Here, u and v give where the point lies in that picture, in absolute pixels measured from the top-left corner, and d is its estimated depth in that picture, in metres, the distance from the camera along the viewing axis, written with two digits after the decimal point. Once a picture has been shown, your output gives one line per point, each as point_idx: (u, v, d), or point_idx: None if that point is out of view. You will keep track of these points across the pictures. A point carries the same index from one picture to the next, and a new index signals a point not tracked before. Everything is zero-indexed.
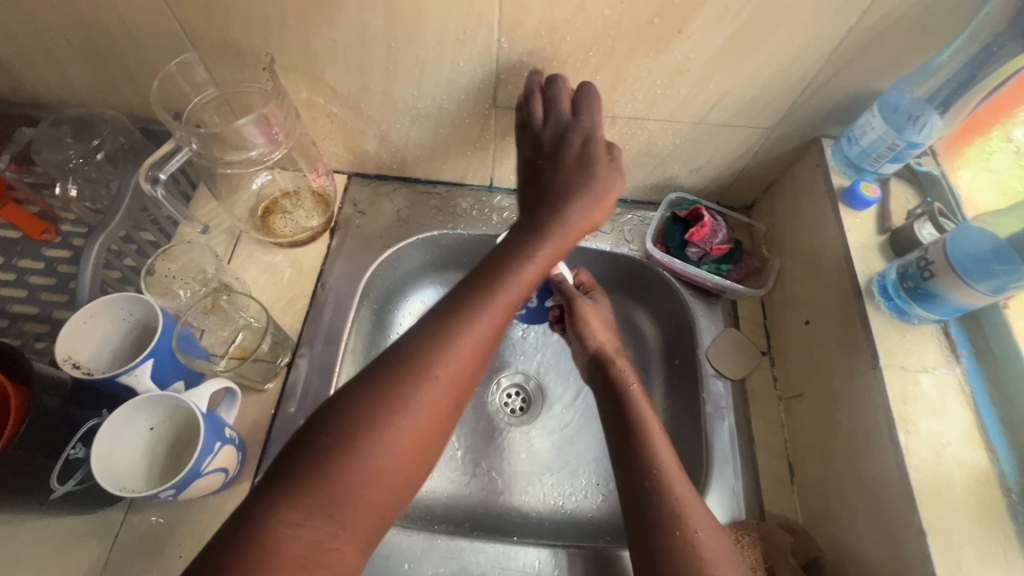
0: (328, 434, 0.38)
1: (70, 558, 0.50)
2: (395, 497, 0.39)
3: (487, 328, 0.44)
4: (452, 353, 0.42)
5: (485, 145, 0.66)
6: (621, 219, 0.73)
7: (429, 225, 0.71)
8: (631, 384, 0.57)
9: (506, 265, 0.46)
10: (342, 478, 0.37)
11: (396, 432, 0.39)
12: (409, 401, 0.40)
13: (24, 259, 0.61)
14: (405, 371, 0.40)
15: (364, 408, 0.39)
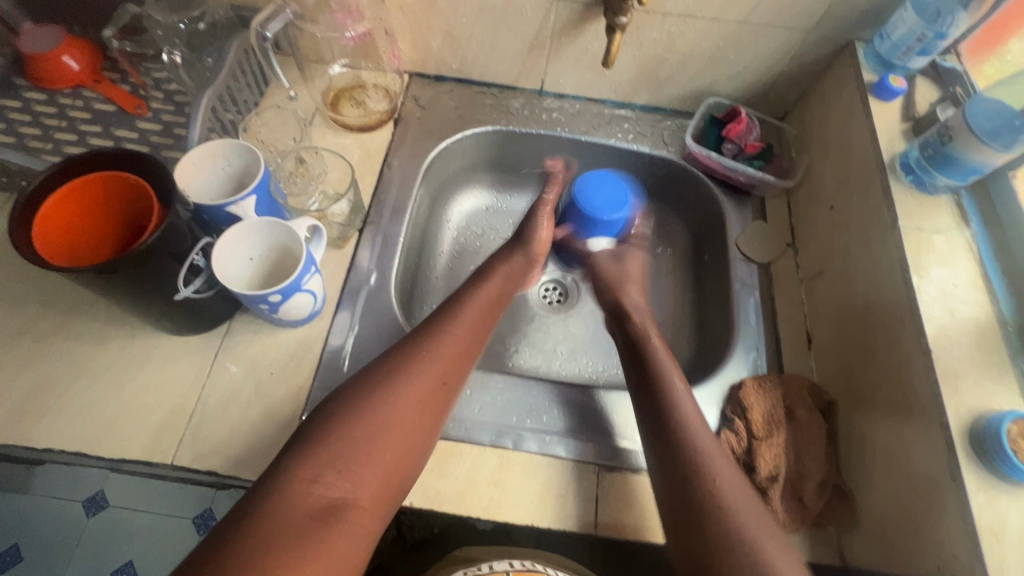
0: (336, 399, 0.47)
1: (177, 367, 0.57)
2: (409, 456, 0.46)
3: (454, 358, 0.52)
4: (431, 367, 0.50)
5: (541, 44, 0.72)
6: (662, 124, 0.79)
7: (482, 121, 0.78)
8: (670, 372, 0.55)
9: (467, 296, 0.59)
10: (347, 435, 0.44)
11: (391, 403, 0.46)
12: (396, 384, 0.48)
13: (121, 129, 0.70)
14: (382, 369, 0.49)
15: (357, 398, 0.46)
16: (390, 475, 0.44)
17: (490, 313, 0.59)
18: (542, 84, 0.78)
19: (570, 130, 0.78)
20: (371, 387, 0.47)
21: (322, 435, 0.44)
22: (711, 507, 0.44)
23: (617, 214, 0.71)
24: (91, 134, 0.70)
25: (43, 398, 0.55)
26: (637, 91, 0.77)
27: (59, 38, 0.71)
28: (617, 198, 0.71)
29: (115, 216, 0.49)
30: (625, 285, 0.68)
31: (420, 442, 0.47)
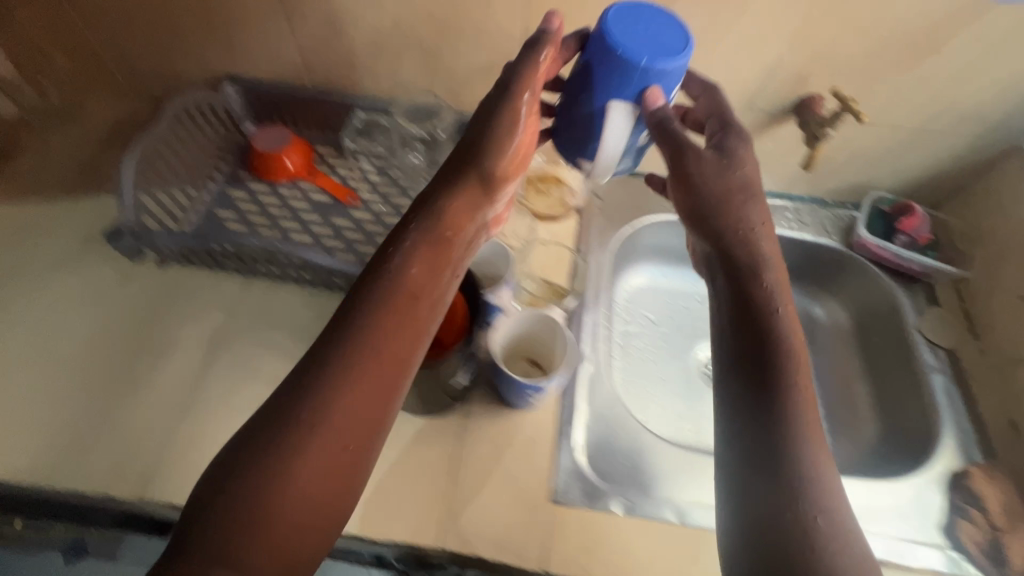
0: (246, 457, 0.40)
1: (428, 450, 0.60)
2: (328, 516, 0.40)
3: (380, 401, 0.44)
4: (327, 416, 0.41)
5: None
6: (819, 213, 0.84)
7: (655, 211, 0.85)
8: (779, 343, 0.48)
9: (375, 288, 0.47)
10: (232, 518, 0.38)
11: (282, 471, 0.39)
12: (297, 446, 0.40)
13: (337, 219, 0.77)
14: (261, 431, 0.41)
15: (273, 462, 0.40)
16: (310, 539, 0.40)
17: (412, 313, 0.47)
18: None
19: None
20: (274, 448, 0.40)
21: (224, 522, 0.38)
22: (813, 528, 0.41)
23: (679, 65, 0.48)
24: (313, 222, 0.77)
25: None
26: (798, 184, 0.83)
27: (287, 139, 0.79)
28: (674, 35, 0.49)
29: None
30: (734, 195, 0.53)
31: (336, 497, 0.41)
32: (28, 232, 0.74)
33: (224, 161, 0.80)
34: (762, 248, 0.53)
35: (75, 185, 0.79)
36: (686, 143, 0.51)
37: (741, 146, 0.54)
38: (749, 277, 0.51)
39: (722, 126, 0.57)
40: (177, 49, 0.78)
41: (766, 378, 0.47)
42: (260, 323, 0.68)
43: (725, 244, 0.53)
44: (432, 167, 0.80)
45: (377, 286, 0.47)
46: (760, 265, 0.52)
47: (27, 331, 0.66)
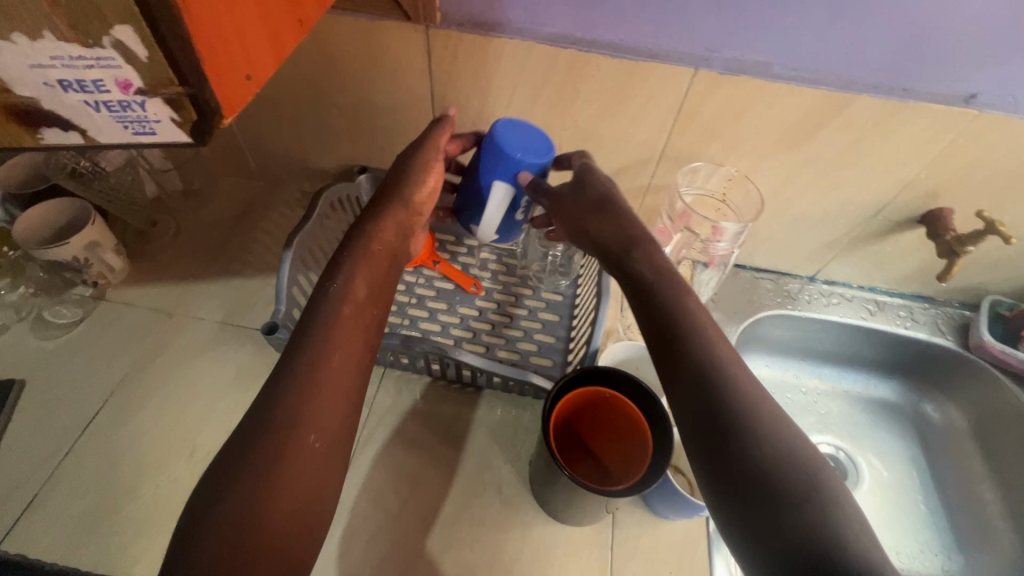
0: (234, 463, 0.41)
1: (581, 561, 0.59)
2: (314, 506, 0.42)
3: (346, 380, 0.47)
4: (309, 413, 0.44)
5: (836, 245, 0.81)
6: (930, 311, 0.85)
7: (768, 305, 0.85)
8: (679, 314, 0.48)
9: (343, 292, 0.51)
10: (235, 508, 0.38)
11: (270, 470, 0.40)
12: (289, 444, 0.42)
13: (464, 307, 0.79)
14: (248, 437, 0.42)
15: (261, 461, 0.40)
16: (305, 512, 0.41)
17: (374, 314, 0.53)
18: (817, 273, 0.87)
19: (851, 316, 0.85)
20: (262, 450, 0.41)
21: (216, 518, 0.38)
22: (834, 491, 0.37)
23: (544, 161, 0.61)
24: (440, 310, 0.79)
25: None
26: (910, 282, 0.84)
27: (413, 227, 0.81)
28: (532, 141, 0.61)
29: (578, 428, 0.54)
30: (614, 202, 0.59)
31: (322, 491, 0.43)
32: (163, 316, 0.74)
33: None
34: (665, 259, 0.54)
35: (208, 267, 0.80)
36: (557, 194, 0.60)
37: (592, 172, 0.61)
38: (661, 282, 0.51)
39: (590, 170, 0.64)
40: (316, 142, 0.81)
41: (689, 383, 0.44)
42: (401, 418, 0.68)
43: (627, 255, 0.55)
44: (568, 266, 0.83)
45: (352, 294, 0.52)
46: (653, 263, 0.53)
47: (172, 423, 0.66)
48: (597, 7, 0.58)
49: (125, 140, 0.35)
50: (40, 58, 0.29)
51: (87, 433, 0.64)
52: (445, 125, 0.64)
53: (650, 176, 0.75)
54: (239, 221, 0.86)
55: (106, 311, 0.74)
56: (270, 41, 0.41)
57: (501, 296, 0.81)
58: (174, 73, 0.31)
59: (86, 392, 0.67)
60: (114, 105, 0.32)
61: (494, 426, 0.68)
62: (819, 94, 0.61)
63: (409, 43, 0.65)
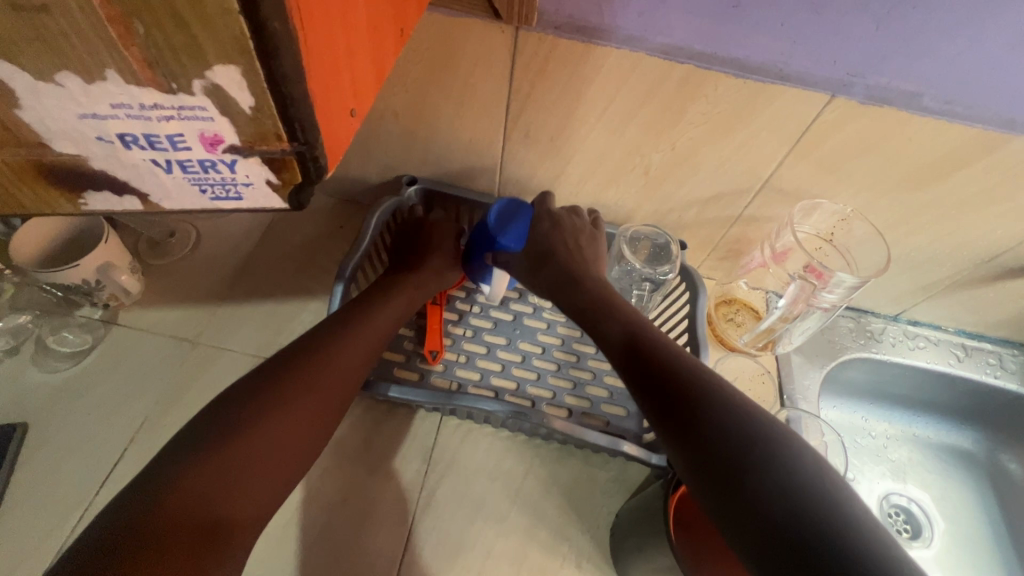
0: (240, 402, 0.46)
1: None
2: (278, 471, 0.45)
3: (351, 366, 0.54)
4: (313, 386, 0.50)
5: (931, 288, 0.74)
6: (1021, 360, 0.79)
7: (849, 347, 0.78)
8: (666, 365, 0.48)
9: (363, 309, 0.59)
10: (229, 448, 0.43)
11: (268, 418, 0.46)
12: (286, 404, 0.47)
13: (525, 343, 0.71)
14: (263, 387, 0.48)
15: (255, 415, 0.46)
16: (271, 477, 0.44)
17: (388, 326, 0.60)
18: (901, 312, 0.80)
19: (938, 361, 0.79)
20: (267, 399, 0.47)
21: (210, 444, 0.43)
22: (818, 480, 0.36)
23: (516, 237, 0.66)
24: (498, 346, 0.70)
25: None
26: (1000, 328, 0.78)
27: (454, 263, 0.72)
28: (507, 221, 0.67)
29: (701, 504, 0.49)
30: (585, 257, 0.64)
31: (289, 464, 0.46)
32: (186, 344, 0.65)
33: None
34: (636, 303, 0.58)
35: (235, 286, 0.71)
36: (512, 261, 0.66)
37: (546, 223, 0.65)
38: (626, 322, 0.55)
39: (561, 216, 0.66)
40: (362, 147, 0.71)
41: (653, 401, 0.46)
42: (462, 473, 0.61)
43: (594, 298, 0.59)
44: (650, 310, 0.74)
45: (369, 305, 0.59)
46: (616, 304, 0.58)
47: None
48: (731, 18, 0.48)
49: (199, 205, 0.26)
50: (98, 106, 0.20)
51: (105, 488, 0.56)
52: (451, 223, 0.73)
53: (744, 207, 0.67)
54: (269, 232, 0.76)
55: (120, 338, 0.65)
56: (377, 64, 0.31)
57: (567, 333, 0.72)
58: (283, 127, 0.22)
59: (102, 437, 0.59)
60: (193, 165, 0.23)
61: (567, 487, 0.61)
62: (971, 132, 0.52)
63: (491, 46, 0.55)
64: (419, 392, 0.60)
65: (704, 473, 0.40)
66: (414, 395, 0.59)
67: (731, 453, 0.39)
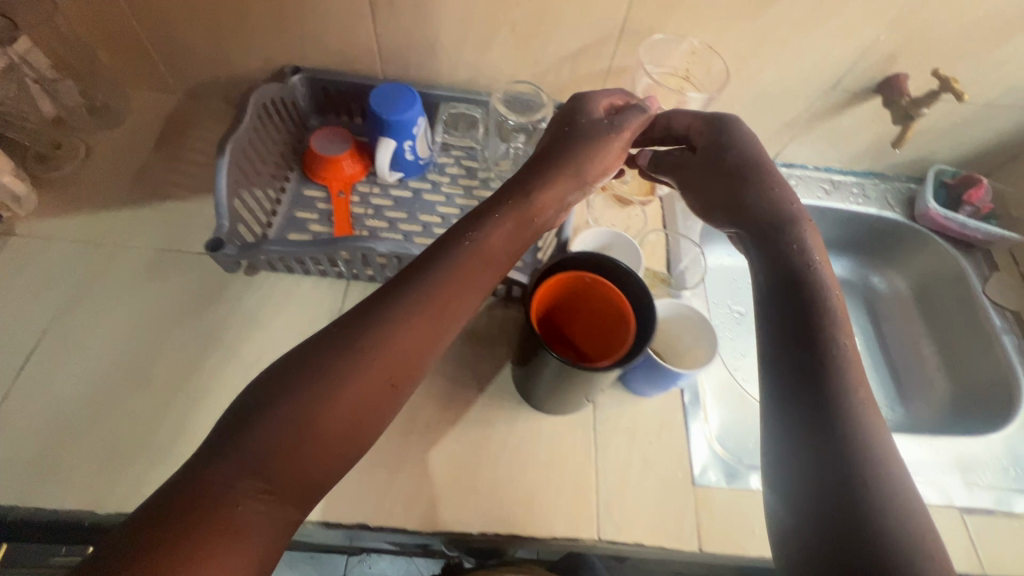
0: (293, 368, 0.38)
1: (566, 443, 0.61)
2: (327, 467, 0.37)
3: (420, 341, 0.42)
4: (376, 366, 0.40)
5: (795, 125, 0.81)
6: (882, 188, 0.88)
7: None
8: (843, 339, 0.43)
9: (448, 253, 0.45)
10: (277, 434, 0.36)
11: (321, 400, 0.37)
12: (341, 384, 0.38)
13: (426, 215, 0.75)
14: (323, 356, 0.39)
15: (308, 395, 0.37)
16: (317, 475, 0.37)
17: (475, 281, 0.45)
18: (776, 156, 0.87)
19: (809, 196, 0.87)
20: (318, 375, 0.38)
21: (259, 425, 0.36)
22: (881, 510, 0.36)
23: (410, 116, 0.69)
24: (399, 219, 0.74)
25: (458, 480, 0.58)
26: (862, 159, 0.87)
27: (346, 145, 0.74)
28: (402, 102, 0.69)
29: (572, 301, 0.53)
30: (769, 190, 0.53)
31: (342, 461, 0.38)
32: (90, 248, 0.67)
33: (285, 157, 0.75)
34: (812, 250, 0.48)
35: (133, 193, 0.72)
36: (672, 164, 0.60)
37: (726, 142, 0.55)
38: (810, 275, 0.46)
39: (747, 148, 0.55)
40: (237, 38, 0.71)
41: (801, 363, 0.42)
42: None
43: (773, 235, 0.50)
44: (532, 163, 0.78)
45: (451, 253, 0.45)
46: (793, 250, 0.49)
47: (121, 358, 0.61)
48: None
49: None
50: None
51: (22, 376, 0.59)
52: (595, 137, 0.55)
53: (610, 58, 0.71)
54: (161, 140, 0.76)
55: (19, 248, 0.66)
56: None
57: (465, 203, 0.77)
58: None
59: (14, 334, 0.61)
60: None
61: (468, 330, 0.67)
62: None
63: None
64: (302, 245, 0.61)
65: (801, 443, 0.39)
66: (298, 248, 0.60)
67: (836, 455, 0.38)
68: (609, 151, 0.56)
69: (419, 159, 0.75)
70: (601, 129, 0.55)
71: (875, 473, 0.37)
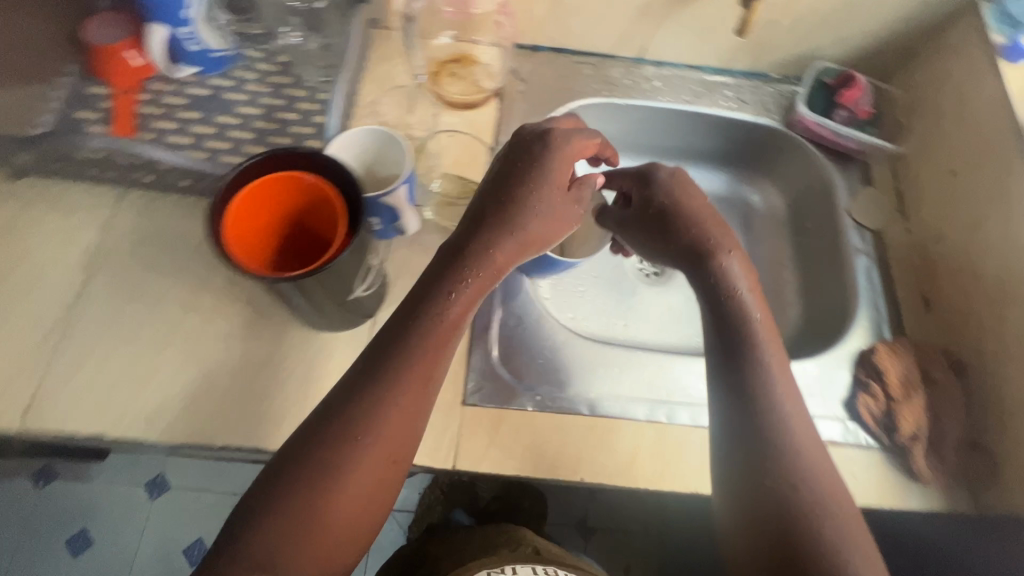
0: (291, 461, 0.42)
1: (335, 359, 0.58)
2: (347, 540, 0.42)
3: (411, 402, 0.44)
4: (370, 448, 0.43)
5: (652, 11, 0.70)
6: (762, 90, 0.78)
7: (585, 93, 0.76)
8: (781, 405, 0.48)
9: (419, 320, 0.46)
10: (281, 527, 0.40)
11: (326, 489, 0.41)
12: (340, 470, 0.42)
13: (222, 117, 0.66)
14: (320, 445, 0.42)
15: (309, 484, 0.41)
16: (333, 551, 0.41)
17: (447, 348, 0.46)
18: (643, 52, 0.76)
19: (674, 99, 0.77)
20: (311, 465, 0.42)
21: (262, 521, 0.40)
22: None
23: None
24: (192, 121, 0.66)
25: (208, 395, 0.55)
26: (741, 57, 0.76)
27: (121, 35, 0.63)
28: None
29: (283, 222, 0.48)
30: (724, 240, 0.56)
31: (365, 525, 0.43)
32: None
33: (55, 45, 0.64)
34: (754, 314, 0.52)
35: None
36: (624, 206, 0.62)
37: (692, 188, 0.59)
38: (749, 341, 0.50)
39: (675, 195, 0.58)
40: None
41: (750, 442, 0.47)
42: (143, 238, 0.62)
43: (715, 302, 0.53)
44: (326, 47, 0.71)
45: (420, 322, 0.46)
46: (735, 321, 0.52)
47: None
48: None
49: None
50: None
51: None
52: (555, 178, 0.52)
53: None
54: None
55: None
56: None
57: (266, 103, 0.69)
58: None
59: None
60: None
61: None
62: None
63: None
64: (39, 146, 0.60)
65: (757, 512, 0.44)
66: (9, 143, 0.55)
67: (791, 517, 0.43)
68: (557, 197, 0.52)
69: (210, 51, 0.67)
70: (533, 159, 0.52)
71: (823, 537, 0.42)
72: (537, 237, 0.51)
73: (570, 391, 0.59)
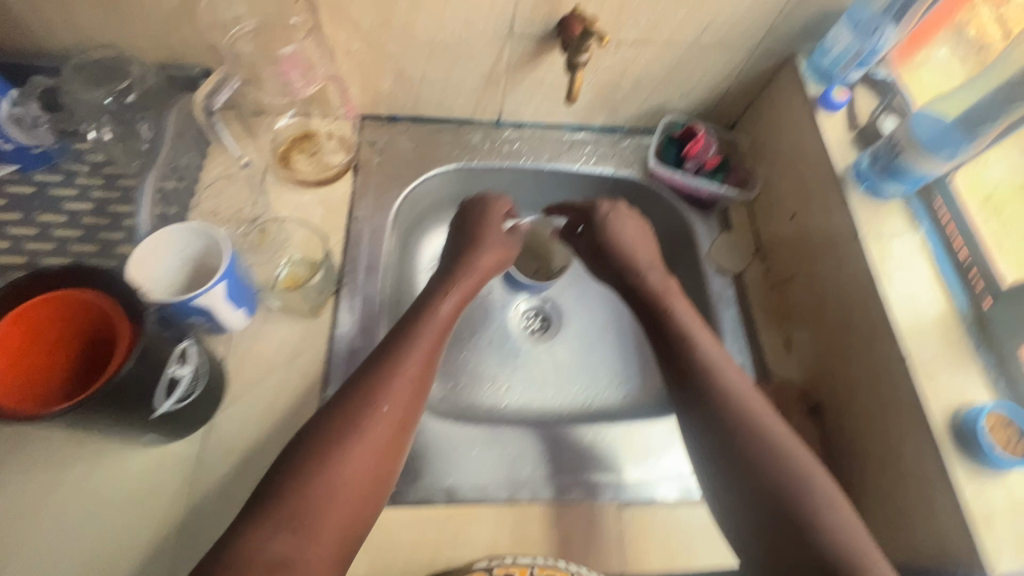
0: (305, 438, 0.46)
1: (161, 476, 0.53)
2: (361, 504, 0.45)
3: (416, 378, 0.51)
4: (383, 414, 0.48)
5: (497, 79, 0.70)
6: (621, 144, 0.80)
7: (444, 160, 0.75)
8: (736, 365, 0.55)
9: (418, 318, 0.56)
10: (298, 491, 0.43)
11: (341, 460, 0.45)
12: (352, 438, 0.46)
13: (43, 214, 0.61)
14: (335, 420, 0.47)
15: (325, 452, 0.45)
16: (351, 517, 0.45)
17: (440, 340, 0.55)
18: (500, 115, 0.77)
19: (535, 159, 0.77)
20: (324, 438, 0.46)
21: (282, 490, 0.43)
22: (808, 506, 0.46)
23: None
24: (9, 223, 0.60)
25: (10, 536, 0.49)
26: (595, 115, 0.78)
27: None
28: None
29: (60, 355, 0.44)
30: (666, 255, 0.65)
31: (375, 490, 0.46)
32: None
33: None
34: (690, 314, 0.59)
35: None
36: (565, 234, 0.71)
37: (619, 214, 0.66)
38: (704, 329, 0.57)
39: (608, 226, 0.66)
40: None
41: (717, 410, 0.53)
42: None
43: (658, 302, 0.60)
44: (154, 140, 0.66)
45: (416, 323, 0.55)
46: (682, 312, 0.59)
47: None
48: None
49: None
50: None
51: None
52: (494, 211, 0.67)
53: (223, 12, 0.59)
54: None
55: None
56: None
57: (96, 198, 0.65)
58: None
59: None
60: None
61: None
62: None
63: None
64: None
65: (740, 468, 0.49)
66: None
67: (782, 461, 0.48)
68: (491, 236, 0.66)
69: (28, 147, 0.62)
70: (487, 209, 0.67)
71: (811, 487, 0.47)
72: (501, 253, 0.66)
73: (423, 481, 0.56)
